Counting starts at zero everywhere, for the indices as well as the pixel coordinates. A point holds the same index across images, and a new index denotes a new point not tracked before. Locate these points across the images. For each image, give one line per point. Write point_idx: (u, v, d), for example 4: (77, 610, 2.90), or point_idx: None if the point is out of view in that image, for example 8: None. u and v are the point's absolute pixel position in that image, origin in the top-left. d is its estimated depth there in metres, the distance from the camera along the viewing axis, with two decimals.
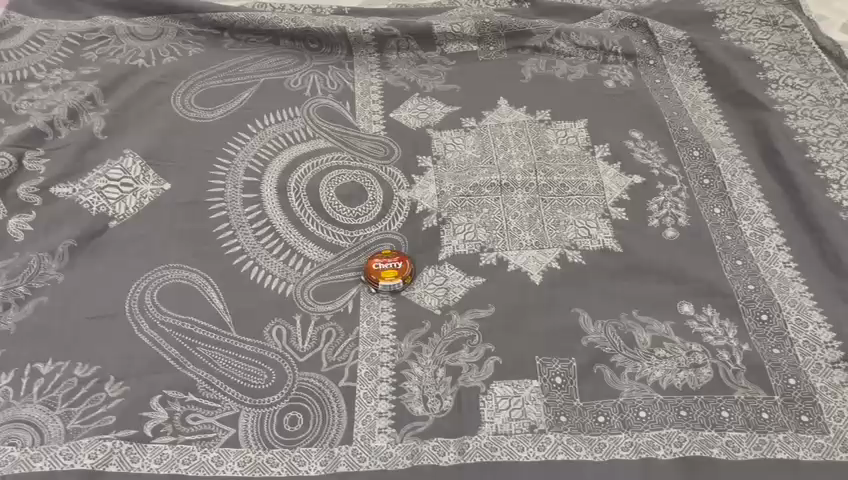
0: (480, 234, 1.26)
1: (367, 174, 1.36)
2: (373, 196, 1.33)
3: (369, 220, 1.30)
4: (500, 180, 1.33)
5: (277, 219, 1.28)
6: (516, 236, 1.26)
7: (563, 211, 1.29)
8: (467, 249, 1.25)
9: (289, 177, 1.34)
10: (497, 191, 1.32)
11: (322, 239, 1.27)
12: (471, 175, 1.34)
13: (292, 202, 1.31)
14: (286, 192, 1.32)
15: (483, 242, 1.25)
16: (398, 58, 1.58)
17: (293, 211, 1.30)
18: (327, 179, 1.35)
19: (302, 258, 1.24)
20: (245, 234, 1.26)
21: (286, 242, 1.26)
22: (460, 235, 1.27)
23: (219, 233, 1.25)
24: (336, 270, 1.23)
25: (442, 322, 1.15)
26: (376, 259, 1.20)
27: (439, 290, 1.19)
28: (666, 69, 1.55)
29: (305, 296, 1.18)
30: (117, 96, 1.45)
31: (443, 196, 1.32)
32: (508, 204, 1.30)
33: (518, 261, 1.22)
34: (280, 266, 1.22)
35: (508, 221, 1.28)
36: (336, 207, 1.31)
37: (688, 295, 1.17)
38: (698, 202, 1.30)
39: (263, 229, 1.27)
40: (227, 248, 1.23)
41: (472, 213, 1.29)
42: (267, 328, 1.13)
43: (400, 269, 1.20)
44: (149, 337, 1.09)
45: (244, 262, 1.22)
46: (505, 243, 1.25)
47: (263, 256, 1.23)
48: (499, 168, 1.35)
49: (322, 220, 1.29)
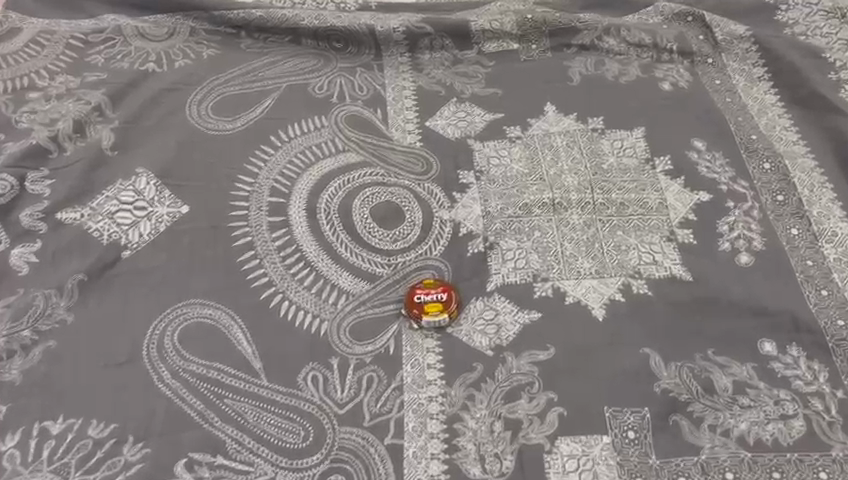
0: (533, 260, 1.14)
1: (404, 192, 1.24)
2: (412, 217, 1.21)
3: (408, 244, 1.18)
4: (551, 199, 1.20)
5: (307, 245, 1.16)
6: (573, 263, 1.13)
7: (623, 233, 1.16)
8: (519, 278, 1.13)
9: (318, 197, 1.22)
10: (549, 211, 1.19)
11: (357, 268, 1.15)
12: (520, 192, 1.21)
13: (323, 225, 1.19)
14: (316, 213, 1.20)
15: (536, 270, 1.13)
16: (431, 59, 1.45)
17: (325, 236, 1.17)
18: (360, 198, 1.22)
19: (337, 290, 1.12)
20: (273, 264, 1.14)
21: (318, 271, 1.14)
22: (510, 262, 1.14)
23: (244, 263, 1.13)
24: (374, 304, 1.11)
25: (495, 364, 1.03)
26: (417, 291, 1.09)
27: (490, 328, 1.08)
28: (727, 68, 1.41)
29: (342, 335, 1.07)
30: (127, 104, 1.33)
31: (489, 217, 1.19)
32: (562, 226, 1.17)
33: (577, 293, 1.10)
34: (313, 299, 1.10)
35: (563, 246, 1.15)
36: (371, 230, 1.19)
37: (769, 332, 1.05)
38: (773, 222, 1.17)
39: (293, 258, 1.14)
40: (254, 281, 1.12)
41: (522, 236, 1.17)
42: (301, 374, 1.01)
43: (445, 303, 1.09)
44: (171, 387, 0.98)
45: (273, 296, 1.10)
46: (561, 271, 1.13)
47: (293, 289, 1.11)
48: (550, 185, 1.22)
49: (357, 245, 1.17)
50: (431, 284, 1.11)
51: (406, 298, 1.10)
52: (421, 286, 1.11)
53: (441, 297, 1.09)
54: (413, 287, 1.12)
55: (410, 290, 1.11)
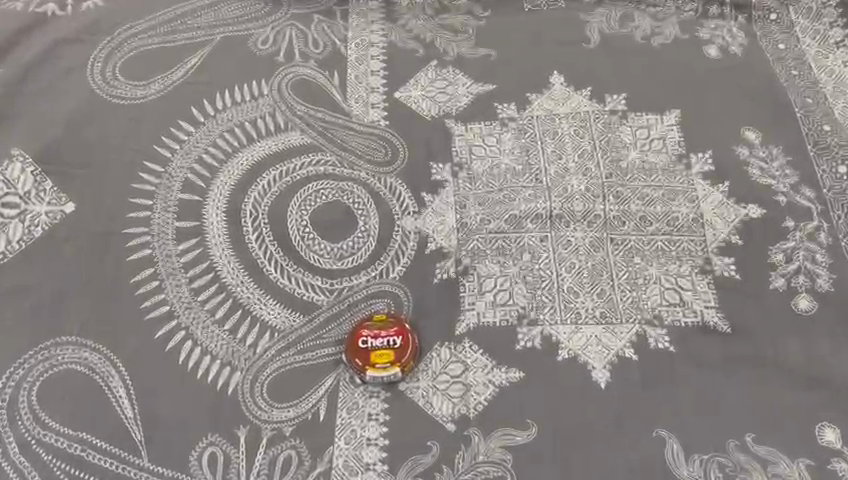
0: (519, 294, 0.86)
1: (358, 189, 0.95)
2: (365, 224, 0.92)
3: (357, 262, 0.90)
4: (549, 209, 0.91)
5: (224, 262, 0.89)
6: (572, 301, 0.85)
7: (641, 260, 0.88)
8: (498, 319, 0.85)
9: (245, 195, 0.94)
10: (545, 225, 0.90)
11: (287, 294, 0.87)
12: (508, 198, 0.92)
13: (248, 235, 0.91)
14: (240, 218, 0.92)
15: (521, 308, 0.85)
16: (411, 5, 1.11)
17: (249, 249, 0.90)
18: (300, 196, 0.94)
19: (258, 326, 0.85)
20: (177, 287, 0.87)
21: (236, 298, 0.87)
22: (489, 296, 0.86)
23: (138, 285, 0.87)
24: (306, 347, 0.84)
25: (457, 446, 0.77)
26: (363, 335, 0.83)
27: (454, 390, 0.81)
28: (795, 28, 1.06)
29: (258, 393, 0.81)
30: (13, 59, 1.03)
31: (466, 230, 0.90)
32: (560, 248, 0.88)
33: (575, 344, 0.82)
34: (224, 340, 0.84)
35: (560, 275, 0.87)
36: (310, 241, 0.91)
37: (832, 413, 0.78)
38: (845, 252, 0.88)
39: (203, 280, 0.88)
40: (149, 311, 0.85)
41: (507, 259, 0.88)
42: (194, 452, 0.77)
43: (400, 350, 0.82)
44: (19, 467, 0.76)
45: (174, 334, 0.84)
46: (556, 312, 0.85)
47: (200, 324, 0.85)
48: (549, 189, 0.92)
49: (291, 263, 0.89)
50: (383, 322, 0.84)
51: (349, 340, 0.84)
52: (370, 325, 0.84)
53: (394, 343, 0.82)
54: (359, 325, 0.85)
55: (356, 329, 0.84)
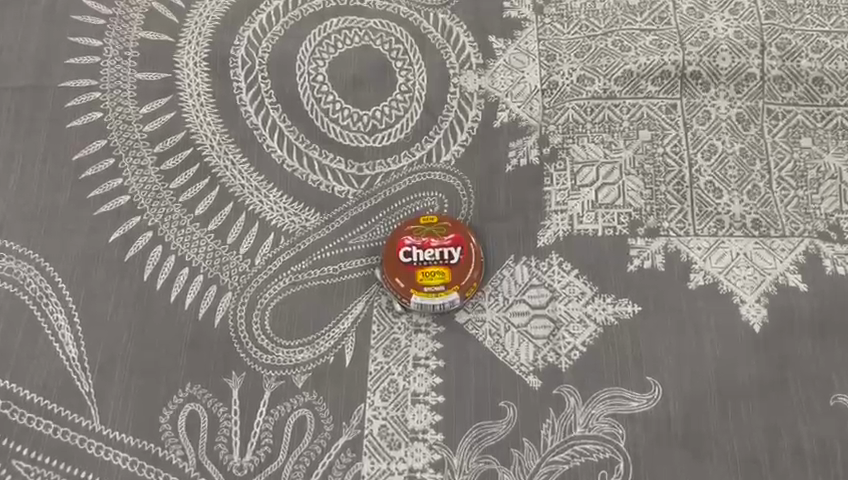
0: (632, 191, 0.59)
1: (397, 31, 0.66)
2: (408, 83, 0.64)
3: (396, 137, 0.63)
4: (680, 63, 0.61)
5: (207, 134, 0.62)
6: (710, 203, 0.58)
7: (812, 143, 0.60)
8: (602, 225, 0.59)
9: (236, 34, 0.65)
10: (673, 88, 0.61)
11: (297, 183, 0.62)
12: (619, 45, 0.62)
13: (240, 95, 0.63)
14: (228, 68, 0.64)
15: (635, 212, 0.59)
16: None
17: (242, 116, 0.63)
18: (314, 40, 0.65)
19: (257, 227, 0.60)
20: (140, 169, 0.61)
21: (224, 187, 0.61)
22: (588, 192, 0.60)
23: (84, 165, 0.61)
24: (324, 260, 0.59)
25: (544, 410, 0.54)
26: (406, 242, 0.57)
27: (537, 328, 0.56)
28: None
29: (257, 324, 0.57)
30: None
31: (554, 93, 0.62)
32: (695, 124, 0.60)
33: (713, 265, 0.57)
34: (208, 247, 0.59)
35: (694, 164, 0.59)
36: (329, 106, 0.64)
37: None
38: None
39: (177, 160, 0.61)
40: (100, 203, 0.60)
41: (616, 138, 0.61)
42: (167, 410, 0.54)
43: (457, 267, 0.57)
44: None
45: (136, 237, 0.59)
46: (686, 217, 0.58)
47: (174, 222, 0.60)
48: (680, 34, 0.62)
49: (302, 137, 0.63)
50: (433, 227, 0.58)
51: (385, 250, 0.58)
52: (414, 230, 0.58)
53: (450, 257, 0.57)
54: (399, 230, 0.59)
55: (394, 235, 0.58)
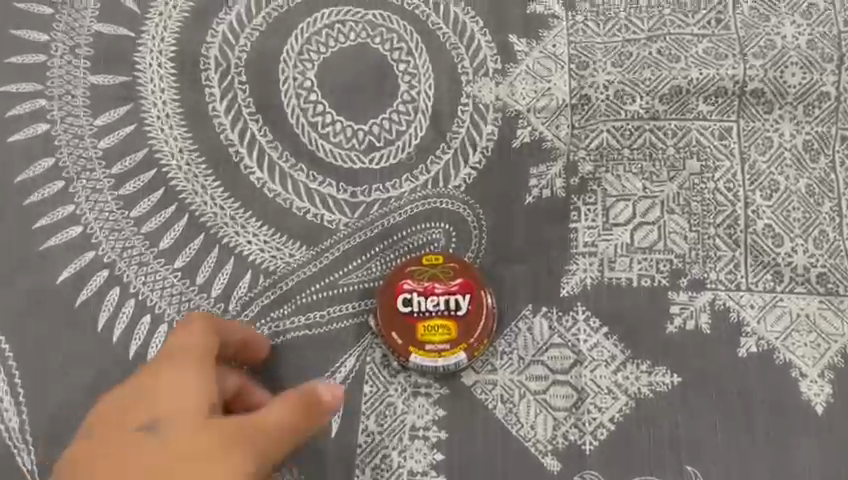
0: (675, 233, 0.50)
1: (402, 26, 0.55)
2: (412, 91, 0.54)
3: (396, 157, 0.53)
4: (739, 78, 0.51)
5: (174, 150, 0.53)
6: (768, 252, 0.49)
7: None
8: (637, 274, 0.50)
9: (209, 28, 0.55)
10: (729, 109, 0.51)
11: (279, 211, 0.52)
12: (667, 54, 0.52)
13: (213, 103, 0.54)
14: (200, 70, 0.54)
15: (678, 259, 0.50)
16: None
17: (215, 129, 0.53)
18: (302, 36, 0.55)
19: (232, 264, 0.51)
20: (95, 194, 0.52)
21: (194, 216, 0.52)
22: (623, 232, 0.50)
23: (28, 188, 0.52)
24: (310, 305, 0.51)
25: None
26: (405, 289, 0.48)
27: (557, 397, 0.48)
28: None
29: None
30: None
31: (586, 110, 0.52)
32: (754, 153, 0.50)
33: (769, 328, 0.48)
34: (174, 289, 0.50)
35: (750, 203, 0.50)
36: (318, 119, 0.54)
37: None
38: None
39: (138, 182, 0.52)
40: (47, 235, 0.51)
41: (659, 167, 0.51)
42: None
43: (466, 320, 0.48)
44: None
45: (90, 277, 0.50)
46: (738, 267, 0.49)
47: (135, 259, 0.51)
48: (740, 41, 0.52)
49: (285, 155, 0.53)
50: (438, 267, 0.49)
51: (381, 295, 0.49)
52: (415, 272, 0.49)
53: (457, 307, 0.48)
54: (397, 268, 0.49)
55: (392, 277, 0.49)
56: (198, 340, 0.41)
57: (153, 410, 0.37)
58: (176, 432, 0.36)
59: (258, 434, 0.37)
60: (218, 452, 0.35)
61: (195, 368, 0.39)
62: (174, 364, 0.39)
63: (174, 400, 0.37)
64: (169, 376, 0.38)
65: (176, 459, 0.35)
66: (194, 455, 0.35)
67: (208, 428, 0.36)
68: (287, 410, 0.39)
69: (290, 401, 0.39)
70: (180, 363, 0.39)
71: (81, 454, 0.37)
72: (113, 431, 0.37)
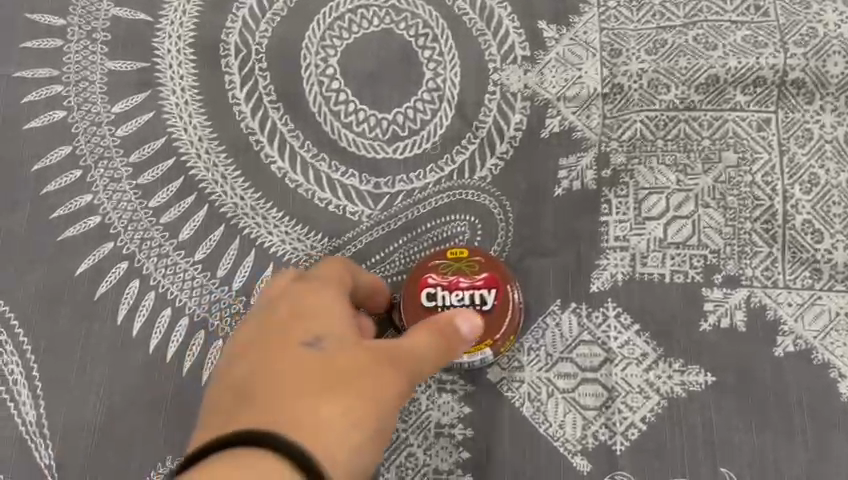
0: (710, 228, 0.48)
1: (427, 11, 0.54)
2: (437, 79, 0.53)
3: (421, 146, 0.52)
4: (779, 68, 0.49)
5: (194, 138, 0.51)
6: (807, 248, 0.47)
7: None
8: (671, 270, 0.48)
9: (229, 13, 0.53)
10: (768, 99, 0.49)
11: (301, 202, 0.51)
12: (703, 42, 0.50)
13: (233, 90, 0.52)
14: (220, 56, 0.53)
15: (713, 255, 0.48)
16: None
17: (235, 117, 0.52)
18: (324, 21, 0.53)
19: (253, 256, 0.50)
20: (113, 183, 0.51)
21: (214, 206, 0.51)
22: (656, 227, 0.49)
23: (46, 177, 0.51)
24: None
25: None
26: (429, 282, 0.47)
27: (586, 396, 0.47)
28: None
29: None
30: None
31: (619, 99, 0.51)
32: (793, 144, 0.49)
33: (807, 327, 0.46)
34: (193, 281, 0.49)
35: (788, 197, 0.48)
36: (341, 107, 0.52)
37: None
38: None
39: (157, 171, 0.51)
40: (65, 225, 0.50)
41: (694, 159, 0.49)
42: None
43: (491, 315, 0.46)
44: None
45: (109, 268, 0.49)
46: (775, 264, 0.48)
47: (154, 249, 0.50)
48: (780, 29, 0.50)
49: (307, 144, 0.52)
50: (464, 260, 0.47)
51: (405, 289, 0.47)
52: (440, 265, 0.47)
53: (482, 302, 0.46)
54: (422, 262, 0.48)
55: (416, 270, 0.47)
56: (335, 271, 0.43)
57: (305, 332, 0.39)
58: (331, 348, 0.38)
59: (397, 356, 0.39)
60: (369, 369, 0.37)
61: (340, 296, 0.41)
62: (319, 289, 0.41)
63: (317, 323, 0.39)
64: (310, 309, 0.40)
65: (333, 375, 0.36)
66: (350, 373, 0.37)
67: (359, 349, 0.38)
68: (423, 340, 0.40)
69: (427, 330, 0.40)
70: (323, 285, 0.42)
71: (231, 365, 0.39)
72: (265, 353, 0.38)
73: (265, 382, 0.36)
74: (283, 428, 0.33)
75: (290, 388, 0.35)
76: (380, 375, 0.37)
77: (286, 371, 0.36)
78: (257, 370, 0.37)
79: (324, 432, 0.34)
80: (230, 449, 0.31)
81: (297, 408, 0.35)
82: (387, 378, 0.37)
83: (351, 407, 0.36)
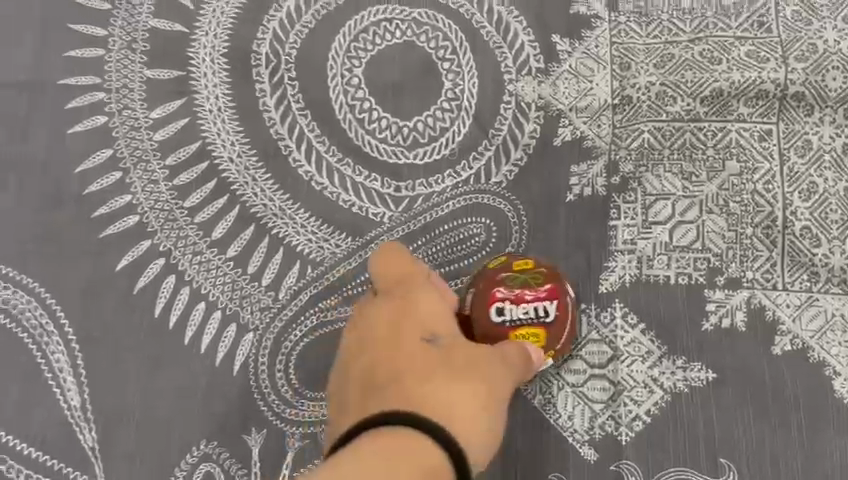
0: (713, 233, 0.51)
1: (446, 24, 0.57)
2: (456, 89, 0.56)
3: (439, 153, 0.55)
4: (780, 82, 0.52)
5: (226, 144, 0.55)
6: (805, 252, 0.50)
7: None
8: (676, 272, 0.51)
9: (260, 26, 0.56)
10: (770, 111, 0.52)
11: (326, 204, 0.54)
12: (709, 56, 0.53)
13: (263, 98, 0.55)
14: (251, 66, 0.56)
15: (716, 258, 0.51)
16: None
17: (265, 123, 0.55)
18: (350, 33, 0.57)
19: (281, 255, 0.53)
20: (151, 185, 0.54)
21: (244, 207, 0.54)
22: (662, 231, 0.52)
23: (87, 179, 0.54)
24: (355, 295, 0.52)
25: None
26: (497, 293, 0.48)
27: (595, 390, 0.50)
28: None
29: (279, 373, 0.51)
30: None
31: (628, 110, 0.53)
32: (793, 154, 0.51)
33: (803, 328, 0.49)
34: (226, 277, 0.53)
35: (787, 204, 0.51)
36: (365, 115, 0.55)
37: None
38: None
39: (191, 174, 0.54)
40: (106, 224, 0.53)
41: (698, 167, 0.52)
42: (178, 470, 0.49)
43: (555, 328, 0.47)
44: None
45: (146, 264, 0.53)
46: (774, 267, 0.50)
47: (189, 248, 0.53)
48: (782, 45, 0.53)
49: (333, 150, 0.55)
50: (528, 272, 0.48)
51: (472, 305, 0.48)
52: (506, 279, 0.48)
53: (545, 314, 0.47)
54: (486, 274, 0.49)
55: (483, 285, 0.48)
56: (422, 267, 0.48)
57: (420, 328, 0.43)
58: (448, 346, 0.43)
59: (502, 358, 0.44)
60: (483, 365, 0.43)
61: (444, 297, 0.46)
62: (424, 285, 0.46)
63: (428, 321, 0.44)
64: (420, 306, 0.45)
65: (451, 366, 0.42)
66: (469, 367, 0.42)
67: (471, 349, 0.43)
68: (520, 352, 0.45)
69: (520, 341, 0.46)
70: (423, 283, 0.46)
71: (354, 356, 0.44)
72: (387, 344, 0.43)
73: (394, 370, 0.41)
74: (429, 412, 0.38)
75: (425, 375, 0.40)
76: (496, 375, 0.43)
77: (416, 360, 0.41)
78: (386, 360, 0.42)
79: (460, 420, 0.39)
80: (383, 428, 0.36)
81: (431, 392, 0.40)
82: (501, 379, 0.43)
83: (473, 392, 0.41)
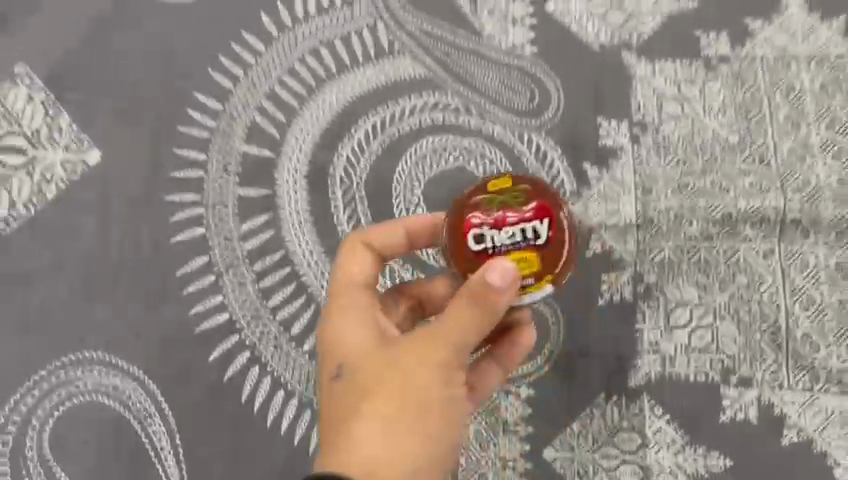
0: (726, 337, 0.59)
1: (493, 153, 0.65)
2: None
3: None
4: (779, 209, 0.61)
5: (303, 251, 0.64)
6: (807, 357, 0.58)
7: None
8: (695, 371, 0.59)
9: (335, 151, 0.66)
10: (773, 233, 0.61)
11: None
12: (720, 186, 0.62)
13: (337, 212, 0.65)
14: (326, 187, 0.65)
15: (729, 360, 0.59)
16: None
17: (337, 232, 0.64)
18: (411, 159, 0.65)
19: None
20: (240, 286, 0.63)
21: (319, 305, 0.62)
22: (682, 334, 0.60)
23: (186, 281, 0.63)
24: None
25: None
26: (471, 214, 0.45)
27: (627, 474, 0.58)
28: None
29: None
30: None
31: (651, 229, 0.62)
32: (794, 271, 0.60)
33: (808, 422, 0.58)
34: (303, 368, 0.61)
35: (789, 314, 0.59)
36: None
37: None
38: None
39: (274, 275, 0.63)
40: (201, 320, 0.62)
41: (712, 279, 0.61)
42: None
43: (548, 249, 0.44)
44: None
45: (236, 355, 0.61)
46: (780, 369, 0.58)
47: (272, 341, 0.61)
48: (781, 178, 0.62)
49: None
50: (505, 195, 0.45)
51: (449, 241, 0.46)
52: (482, 202, 0.45)
53: (535, 236, 0.44)
54: (461, 205, 0.46)
55: (457, 213, 0.46)
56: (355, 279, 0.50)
57: (343, 355, 0.47)
58: (372, 366, 0.45)
59: (436, 344, 0.44)
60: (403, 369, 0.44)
61: (364, 308, 0.48)
62: (345, 310, 0.48)
63: (352, 343, 0.47)
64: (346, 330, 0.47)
65: (370, 388, 0.45)
66: (388, 378, 0.44)
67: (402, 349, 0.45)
68: (460, 317, 0.43)
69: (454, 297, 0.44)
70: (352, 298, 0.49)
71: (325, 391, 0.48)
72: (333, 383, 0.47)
73: (338, 414, 0.45)
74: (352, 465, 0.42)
75: (352, 419, 0.44)
76: (420, 369, 0.44)
77: (346, 402, 0.45)
78: (334, 401, 0.46)
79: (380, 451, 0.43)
80: None
81: (354, 433, 0.44)
82: (428, 368, 0.44)
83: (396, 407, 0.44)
